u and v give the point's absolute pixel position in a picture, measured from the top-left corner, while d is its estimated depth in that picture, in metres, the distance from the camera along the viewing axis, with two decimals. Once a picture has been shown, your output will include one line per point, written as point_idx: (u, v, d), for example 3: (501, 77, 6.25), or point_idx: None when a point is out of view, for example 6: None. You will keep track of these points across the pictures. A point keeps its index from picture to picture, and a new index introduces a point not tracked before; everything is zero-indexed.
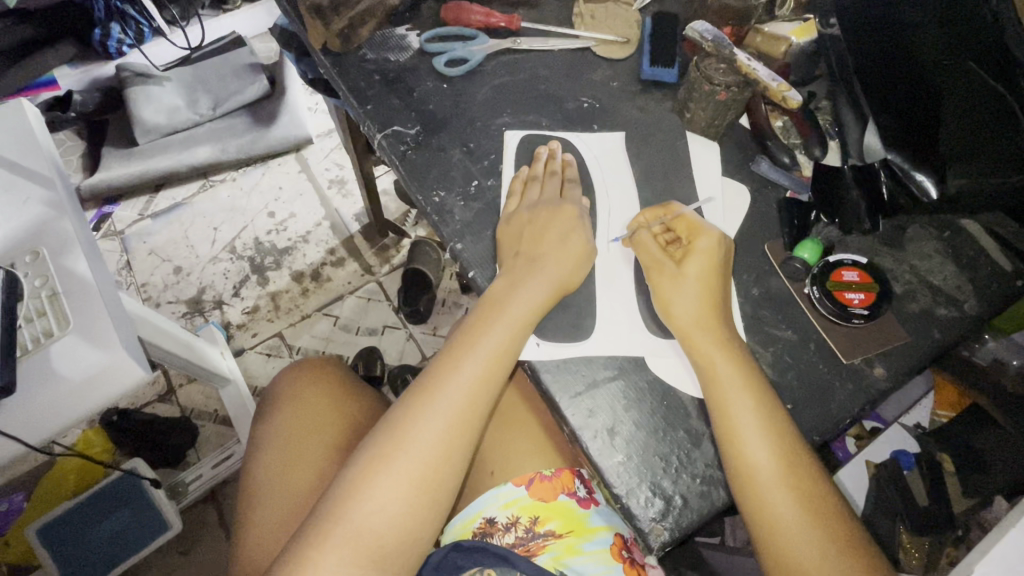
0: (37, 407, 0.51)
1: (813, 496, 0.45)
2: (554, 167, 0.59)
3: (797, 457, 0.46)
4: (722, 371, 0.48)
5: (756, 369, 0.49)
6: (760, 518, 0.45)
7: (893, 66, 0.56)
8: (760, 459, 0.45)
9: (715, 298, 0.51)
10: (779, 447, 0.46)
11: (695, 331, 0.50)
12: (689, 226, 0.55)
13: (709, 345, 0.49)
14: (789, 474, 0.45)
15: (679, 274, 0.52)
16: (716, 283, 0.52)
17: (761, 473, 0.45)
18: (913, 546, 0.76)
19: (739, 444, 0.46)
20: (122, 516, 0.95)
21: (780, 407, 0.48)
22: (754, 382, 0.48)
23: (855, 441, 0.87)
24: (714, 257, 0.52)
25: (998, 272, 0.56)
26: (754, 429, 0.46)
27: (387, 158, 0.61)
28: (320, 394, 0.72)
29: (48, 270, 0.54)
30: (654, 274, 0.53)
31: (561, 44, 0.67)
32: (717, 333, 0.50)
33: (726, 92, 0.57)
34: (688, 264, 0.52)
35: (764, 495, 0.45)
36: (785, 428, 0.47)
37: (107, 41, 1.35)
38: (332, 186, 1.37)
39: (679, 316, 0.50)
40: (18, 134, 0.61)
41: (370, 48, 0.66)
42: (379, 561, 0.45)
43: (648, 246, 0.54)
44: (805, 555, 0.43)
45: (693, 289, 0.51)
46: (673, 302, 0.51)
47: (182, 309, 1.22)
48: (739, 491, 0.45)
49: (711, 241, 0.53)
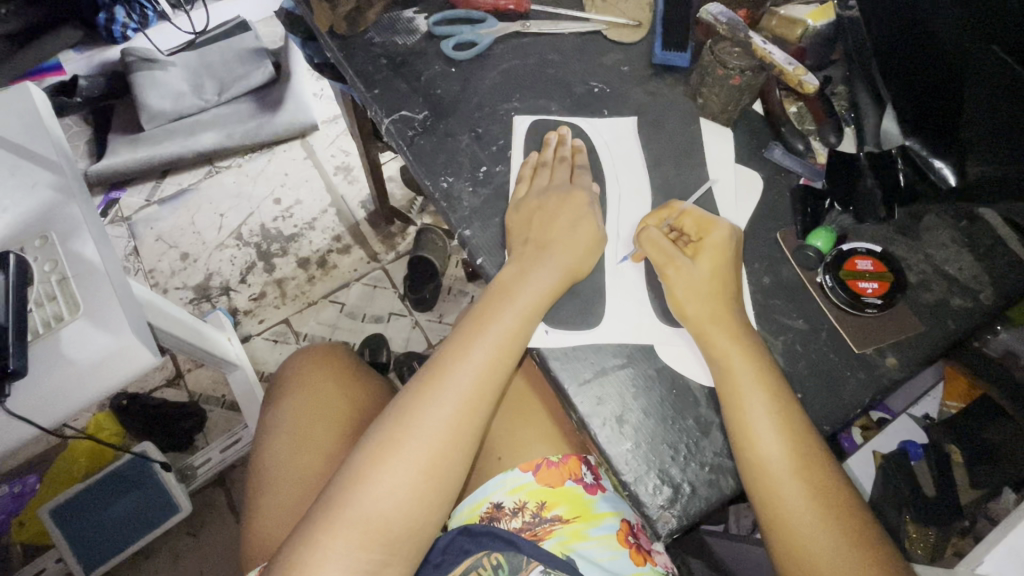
0: (48, 390, 0.51)
1: (825, 488, 0.45)
2: (564, 153, 0.59)
3: (810, 449, 0.46)
4: (734, 362, 0.47)
5: (769, 361, 0.49)
6: (769, 510, 0.45)
7: (912, 50, 0.54)
8: (771, 452, 0.45)
9: (727, 290, 0.51)
10: (790, 439, 0.45)
11: (708, 326, 0.49)
12: (697, 222, 0.54)
13: (721, 337, 0.48)
14: (800, 465, 0.45)
15: (691, 268, 0.51)
16: (728, 276, 0.51)
17: (773, 466, 0.45)
18: (918, 536, 0.75)
19: (750, 436, 0.45)
20: (133, 498, 0.96)
21: (792, 399, 0.47)
22: (766, 374, 0.47)
23: (862, 432, 0.88)
24: (725, 251, 0.52)
25: (1014, 260, 0.55)
26: (766, 423, 0.45)
27: (394, 143, 0.60)
28: (326, 379, 0.72)
29: (57, 254, 0.55)
30: (668, 268, 0.52)
31: (571, 27, 0.66)
32: (729, 324, 0.49)
33: (740, 77, 0.56)
34: (701, 258, 0.52)
35: (776, 486, 0.44)
36: (796, 420, 0.46)
37: (112, 25, 1.35)
38: (337, 172, 1.37)
39: (692, 313, 0.50)
40: (24, 116, 0.62)
41: (377, 32, 0.65)
42: (386, 545, 0.45)
43: (657, 241, 0.52)
44: (818, 549, 0.43)
45: (705, 282, 0.51)
46: (684, 298, 0.50)
47: (189, 296, 1.23)
48: (751, 483, 0.45)
49: (723, 234, 0.52)
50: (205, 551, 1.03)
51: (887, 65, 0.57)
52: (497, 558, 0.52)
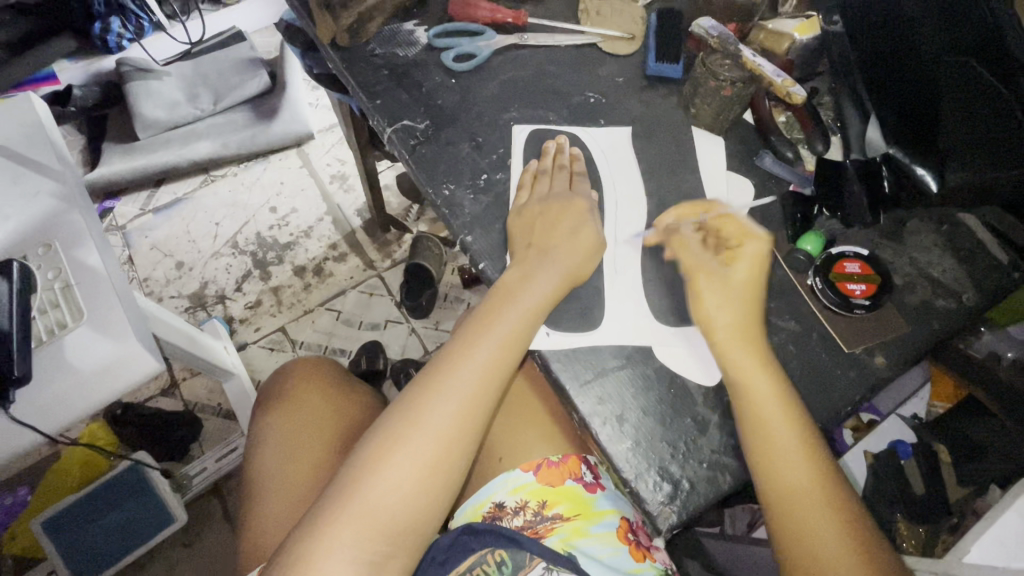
0: (54, 398, 0.52)
1: (823, 476, 0.47)
2: (563, 160, 0.60)
3: (811, 435, 0.48)
4: (744, 360, 0.50)
5: (778, 362, 0.51)
6: (775, 493, 0.47)
7: (895, 63, 0.57)
8: (779, 438, 0.47)
9: (753, 299, 0.53)
10: (794, 426, 0.48)
11: (733, 332, 0.51)
12: (737, 231, 0.56)
13: (729, 340, 0.51)
14: (801, 453, 0.47)
15: (726, 275, 0.53)
16: (756, 287, 0.53)
17: (783, 450, 0.47)
18: (909, 532, 0.77)
19: (761, 421, 0.47)
20: (128, 508, 0.96)
21: (796, 396, 0.50)
22: (770, 365, 0.50)
23: (851, 433, 0.91)
24: (762, 262, 0.54)
25: (995, 262, 0.57)
26: (777, 414, 0.48)
27: (396, 152, 0.62)
28: (317, 391, 0.72)
29: (60, 262, 0.55)
30: (700, 275, 0.54)
31: (567, 39, 0.68)
32: (749, 331, 0.51)
33: (732, 88, 0.58)
34: (735, 267, 0.54)
35: (779, 471, 0.47)
36: (799, 412, 0.49)
37: (107, 35, 1.36)
38: (333, 180, 1.38)
39: (716, 318, 0.52)
40: (27, 126, 0.63)
41: (378, 44, 0.67)
42: (392, 537, 0.46)
43: (689, 250, 0.56)
44: (822, 529, 0.45)
45: (737, 291, 0.53)
46: (710, 303, 0.53)
47: (185, 304, 1.23)
48: (760, 468, 0.47)
49: (759, 244, 0.55)
50: (201, 560, 1.03)
51: (871, 77, 0.61)
52: (500, 555, 0.53)
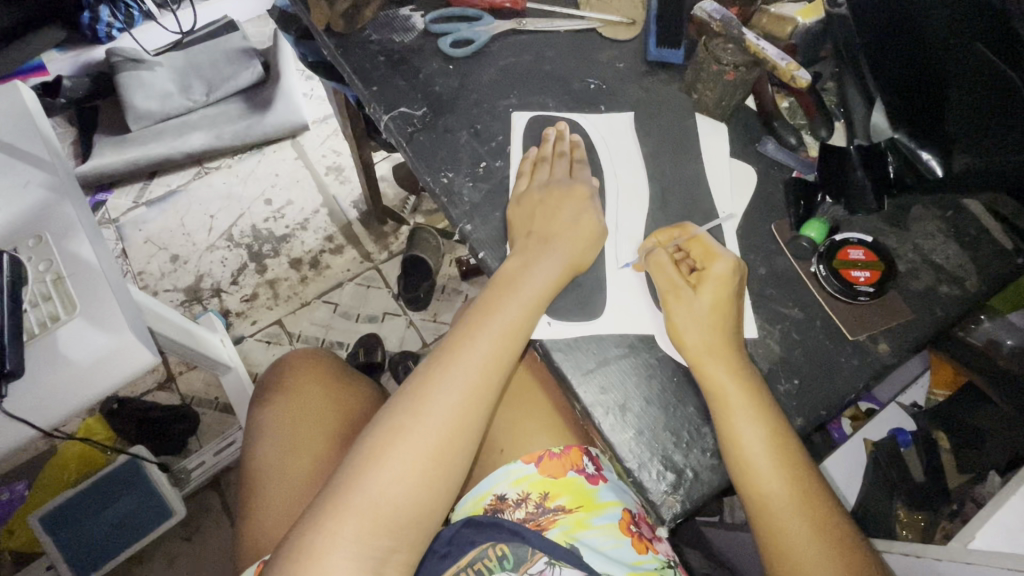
0: (46, 391, 0.51)
1: (802, 484, 0.47)
2: (563, 148, 0.59)
3: (792, 449, 0.47)
4: (726, 383, 0.48)
5: (755, 373, 0.49)
6: (754, 500, 0.46)
7: (898, 43, 0.55)
8: (757, 449, 0.46)
9: (727, 322, 0.50)
10: (773, 435, 0.47)
11: (706, 358, 0.49)
12: (703, 250, 0.53)
13: (706, 356, 0.49)
14: (780, 463, 0.46)
15: (692, 299, 0.51)
16: (728, 309, 0.51)
17: (759, 465, 0.46)
18: (909, 521, 0.77)
19: (734, 437, 0.46)
20: (126, 502, 0.95)
21: (775, 407, 0.48)
22: (747, 377, 0.48)
23: (851, 422, 0.91)
24: (731, 284, 0.51)
25: (1000, 249, 0.56)
26: (753, 429, 0.46)
27: (394, 140, 0.60)
28: (316, 382, 0.72)
29: (52, 254, 0.54)
30: (670, 298, 0.52)
31: (567, 24, 0.67)
32: (727, 349, 0.49)
33: (735, 72, 0.58)
34: (703, 290, 0.51)
35: (759, 479, 0.46)
36: (778, 422, 0.48)
37: (96, 25, 1.34)
38: (329, 172, 1.37)
39: (691, 342, 0.50)
40: (16, 115, 0.62)
41: (374, 29, 0.66)
42: (395, 531, 0.45)
43: (664, 268, 0.52)
44: (799, 542, 0.45)
45: (707, 315, 0.50)
46: (684, 327, 0.50)
47: (180, 298, 1.22)
48: (736, 480, 0.47)
49: (728, 266, 0.51)
50: (200, 555, 1.02)
51: (875, 58, 0.58)
52: (502, 549, 0.52)
